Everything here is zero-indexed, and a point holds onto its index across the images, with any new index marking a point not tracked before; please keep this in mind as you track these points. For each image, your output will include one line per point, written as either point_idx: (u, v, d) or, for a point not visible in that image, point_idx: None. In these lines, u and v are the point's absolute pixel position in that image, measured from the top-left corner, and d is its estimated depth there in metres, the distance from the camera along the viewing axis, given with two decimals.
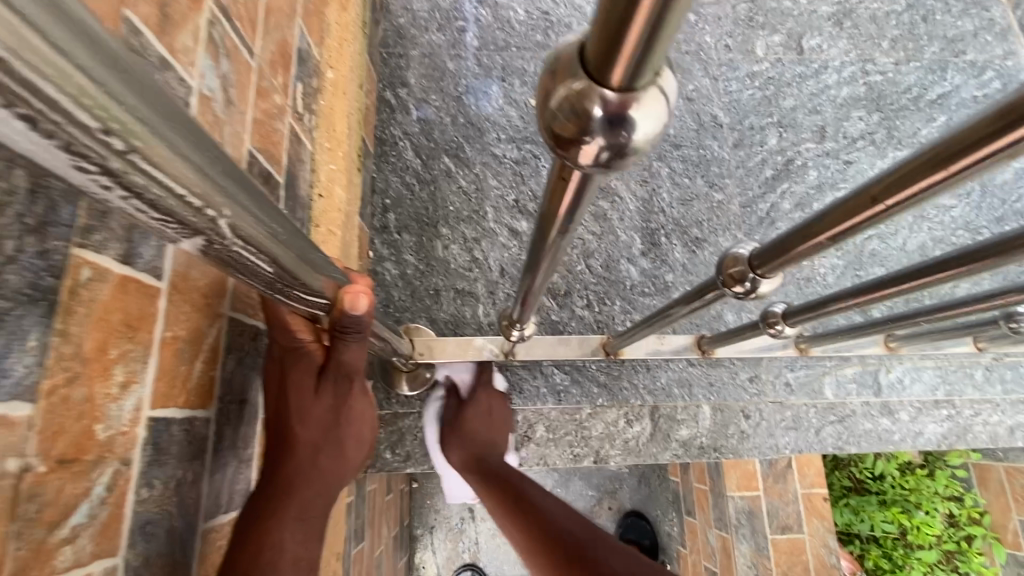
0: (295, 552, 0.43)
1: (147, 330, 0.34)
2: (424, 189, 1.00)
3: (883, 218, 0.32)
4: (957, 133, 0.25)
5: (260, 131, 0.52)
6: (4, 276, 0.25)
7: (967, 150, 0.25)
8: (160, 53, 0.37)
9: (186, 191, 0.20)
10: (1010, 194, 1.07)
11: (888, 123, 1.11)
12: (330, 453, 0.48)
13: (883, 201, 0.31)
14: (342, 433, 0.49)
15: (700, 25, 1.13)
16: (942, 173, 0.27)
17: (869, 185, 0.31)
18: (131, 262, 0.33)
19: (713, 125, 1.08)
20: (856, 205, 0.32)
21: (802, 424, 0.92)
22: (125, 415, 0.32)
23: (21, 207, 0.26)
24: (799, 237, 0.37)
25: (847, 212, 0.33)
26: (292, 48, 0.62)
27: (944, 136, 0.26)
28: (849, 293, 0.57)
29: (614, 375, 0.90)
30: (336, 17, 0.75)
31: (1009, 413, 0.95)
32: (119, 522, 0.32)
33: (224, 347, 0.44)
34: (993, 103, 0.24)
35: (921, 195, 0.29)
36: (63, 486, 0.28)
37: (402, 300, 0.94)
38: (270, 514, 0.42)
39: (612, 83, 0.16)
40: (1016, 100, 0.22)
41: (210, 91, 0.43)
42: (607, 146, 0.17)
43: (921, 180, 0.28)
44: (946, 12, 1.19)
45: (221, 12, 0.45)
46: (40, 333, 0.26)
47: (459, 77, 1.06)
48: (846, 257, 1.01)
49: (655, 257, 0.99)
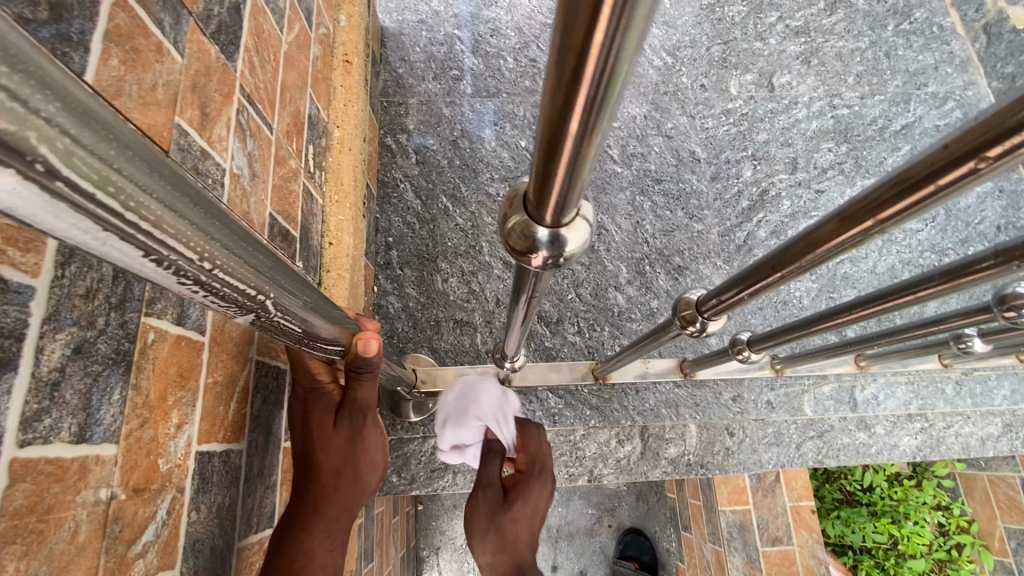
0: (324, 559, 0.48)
1: (194, 377, 0.41)
2: (424, 227, 1.08)
3: (782, 281, 0.40)
4: (812, 233, 0.33)
5: (279, 194, 0.60)
6: (97, 345, 0.32)
7: (827, 239, 0.32)
8: (202, 146, 0.45)
9: (245, 285, 0.27)
10: (974, 217, 1.13)
11: (856, 153, 1.19)
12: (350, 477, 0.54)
13: (780, 269, 0.38)
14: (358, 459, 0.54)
15: (677, 67, 1.22)
16: (810, 254, 0.35)
17: (770, 258, 0.38)
18: (183, 322, 0.40)
19: (692, 160, 1.16)
20: (763, 272, 0.39)
21: (783, 439, 0.97)
22: (179, 450, 0.39)
23: (108, 289, 0.33)
24: (727, 290, 0.44)
25: (757, 277, 0.40)
26: (305, 116, 0.70)
27: (812, 227, 0.34)
28: (807, 322, 0.64)
29: (605, 398, 0.96)
30: (342, 80, 0.84)
31: (980, 425, 1.00)
32: (176, 539, 0.38)
33: (252, 388, 0.51)
34: (837, 208, 0.31)
35: (805, 266, 0.37)
36: (137, 509, 0.34)
37: (405, 331, 1.01)
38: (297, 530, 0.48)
39: (547, 219, 0.24)
40: (850, 206, 0.30)
41: (239, 169, 0.51)
42: (550, 256, 0.25)
43: (798, 256, 0.36)
44: (907, 47, 1.28)
45: (246, 99, 0.53)
46: (121, 388, 0.33)
47: (455, 122, 1.15)
48: (820, 281, 1.07)
49: (641, 285, 1.06)
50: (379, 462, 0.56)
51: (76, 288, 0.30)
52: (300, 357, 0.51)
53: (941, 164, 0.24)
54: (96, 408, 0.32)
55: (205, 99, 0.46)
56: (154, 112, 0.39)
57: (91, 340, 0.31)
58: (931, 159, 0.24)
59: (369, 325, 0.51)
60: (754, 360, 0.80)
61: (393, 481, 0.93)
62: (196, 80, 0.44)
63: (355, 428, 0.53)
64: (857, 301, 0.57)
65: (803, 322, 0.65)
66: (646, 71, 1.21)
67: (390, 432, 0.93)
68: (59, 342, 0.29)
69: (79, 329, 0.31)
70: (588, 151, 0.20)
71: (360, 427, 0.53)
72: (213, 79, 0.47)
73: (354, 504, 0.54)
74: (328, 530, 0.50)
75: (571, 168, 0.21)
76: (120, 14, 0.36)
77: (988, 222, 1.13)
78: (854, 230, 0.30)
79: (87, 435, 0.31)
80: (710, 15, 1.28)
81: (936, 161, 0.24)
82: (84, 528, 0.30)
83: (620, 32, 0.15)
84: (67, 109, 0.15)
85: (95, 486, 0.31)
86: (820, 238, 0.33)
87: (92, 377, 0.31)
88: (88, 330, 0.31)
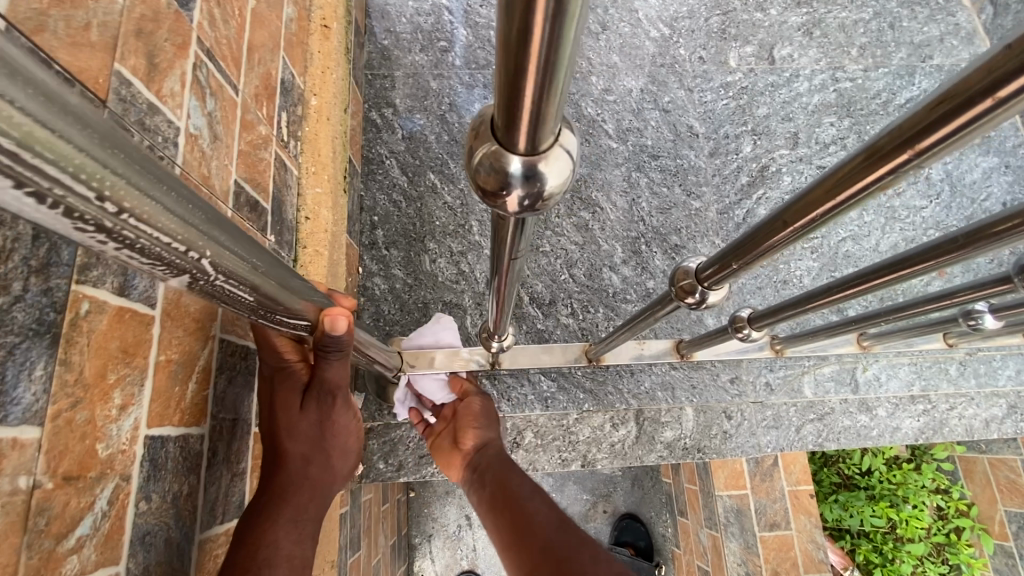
0: (290, 551, 0.45)
1: (143, 354, 0.37)
2: (411, 205, 1.03)
3: (798, 238, 0.35)
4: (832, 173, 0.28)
5: (246, 162, 0.56)
6: (13, 314, 0.28)
7: (847, 184, 0.28)
8: (149, 99, 0.40)
9: (170, 238, 0.23)
10: (979, 193, 1.10)
11: (859, 128, 1.15)
12: (320, 463, 0.50)
13: (795, 221, 0.33)
14: (329, 444, 0.51)
15: (674, 38, 1.17)
16: (830, 203, 0.30)
17: (780, 212, 0.34)
18: (127, 293, 0.36)
19: (690, 135, 1.11)
20: (772, 229, 0.35)
21: (783, 422, 0.94)
22: (123, 434, 0.35)
23: (27, 251, 0.29)
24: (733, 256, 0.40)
25: (765, 234, 0.36)
26: (277, 80, 0.66)
27: (831, 170, 0.29)
28: (819, 293, 0.58)
29: (599, 381, 0.93)
30: (319, 46, 0.79)
31: (983, 406, 0.98)
32: (120, 533, 0.34)
33: (216, 368, 0.47)
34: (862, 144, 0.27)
35: (826, 217, 0.32)
36: (69, 500, 0.31)
37: (392, 313, 0.97)
38: (265, 519, 0.45)
39: (519, 148, 0.20)
40: (879, 139, 0.25)
41: (197, 129, 0.46)
42: (525, 195, 0.21)
43: (818, 206, 0.31)
44: (912, 19, 1.23)
45: (206, 55, 0.49)
46: (45, 363, 0.29)
47: (442, 96, 1.10)
48: (821, 259, 1.04)
49: (637, 265, 1.02)
50: (348, 447, 0.53)
51: None
52: (264, 332, 0.47)
53: (1004, 71, 0.19)
54: (12, 385, 0.28)
55: (153, 47, 0.41)
56: (86, 57, 0.34)
57: (3, 307, 0.27)
58: (990, 66, 0.20)
59: (343, 300, 0.48)
60: (756, 338, 0.76)
61: (380, 467, 0.89)
62: (141, 25, 0.40)
63: (325, 410, 0.50)
64: (867, 271, 0.52)
65: (807, 296, 0.61)
66: (642, 43, 1.16)
67: (377, 417, 0.90)
68: None
69: None
70: (561, 57, 0.16)
71: (331, 408, 0.50)
72: (163, 27, 0.43)
73: (325, 491, 0.51)
74: (296, 520, 0.47)
75: (542, 81, 0.17)
76: None
77: (994, 198, 1.10)
78: (884, 167, 0.26)
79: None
80: None
81: (1003, 66, 0.19)
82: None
83: None
84: None
85: (12, 474, 0.27)
86: (843, 178, 0.28)
87: (6, 350, 0.27)
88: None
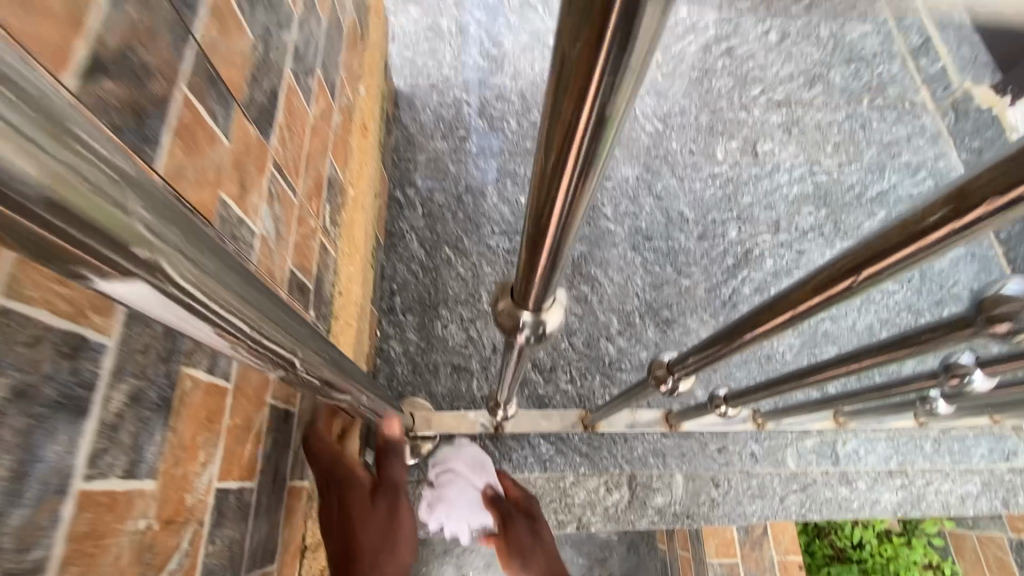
0: None
1: (219, 420, 0.46)
2: (427, 275, 1.14)
3: (765, 336, 0.45)
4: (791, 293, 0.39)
5: (299, 250, 0.66)
6: (147, 392, 0.37)
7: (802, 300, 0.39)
8: (239, 214, 0.51)
9: (283, 347, 0.33)
10: (947, 280, 1.20)
11: (834, 217, 1.27)
12: (388, 558, 0.58)
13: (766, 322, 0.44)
14: (395, 542, 0.60)
15: (667, 133, 1.31)
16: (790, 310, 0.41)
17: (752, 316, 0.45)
18: (213, 371, 0.45)
19: (680, 220, 1.23)
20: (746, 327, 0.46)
21: (767, 492, 1.00)
22: (203, 486, 0.43)
23: (159, 343, 0.38)
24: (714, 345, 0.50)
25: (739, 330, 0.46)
26: (325, 178, 0.78)
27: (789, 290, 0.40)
28: (791, 376, 0.68)
29: (594, 446, 1.00)
30: (358, 143, 0.92)
31: (959, 482, 1.03)
32: (194, 570, 0.42)
33: (265, 430, 0.55)
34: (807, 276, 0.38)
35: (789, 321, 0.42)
36: (166, 539, 0.39)
37: (405, 375, 1.06)
38: None
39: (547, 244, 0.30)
40: (821, 274, 0.36)
41: (267, 231, 0.57)
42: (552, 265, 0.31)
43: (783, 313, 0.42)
44: (880, 121, 1.38)
45: (277, 169, 0.61)
46: (161, 430, 0.38)
47: (460, 179, 1.23)
48: (802, 337, 1.13)
49: (631, 336, 1.11)
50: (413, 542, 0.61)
51: (136, 343, 0.36)
52: (336, 458, 0.62)
53: (892, 245, 0.30)
54: (142, 448, 0.36)
55: (244, 172, 0.53)
56: (203, 190, 0.45)
57: (143, 387, 0.36)
58: (879, 240, 0.31)
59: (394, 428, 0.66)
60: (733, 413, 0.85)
61: None
62: (238, 157, 0.51)
63: (391, 511, 0.62)
64: (831, 361, 0.62)
65: (787, 377, 0.70)
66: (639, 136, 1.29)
67: None
68: (120, 390, 0.34)
69: (135, 378, 0.36)
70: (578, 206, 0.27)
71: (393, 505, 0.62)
72: (252, 155, 0.54)
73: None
74: None
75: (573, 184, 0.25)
76: (184, 110, 0.43)
77: (960, 285, 1.19)
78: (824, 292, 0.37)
79: (134, 471, 0.35)
80: (699, 86, 1.37)
81: (914, 227, 0.29)
82: (125, 555, 0.34)
83: (596, 131, 0.21)
84: (186, 237, 0.22)
85: (136, 517, 0.36)
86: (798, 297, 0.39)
87: (141, 421, 0.36)
88: (142, 378, 0.36)
